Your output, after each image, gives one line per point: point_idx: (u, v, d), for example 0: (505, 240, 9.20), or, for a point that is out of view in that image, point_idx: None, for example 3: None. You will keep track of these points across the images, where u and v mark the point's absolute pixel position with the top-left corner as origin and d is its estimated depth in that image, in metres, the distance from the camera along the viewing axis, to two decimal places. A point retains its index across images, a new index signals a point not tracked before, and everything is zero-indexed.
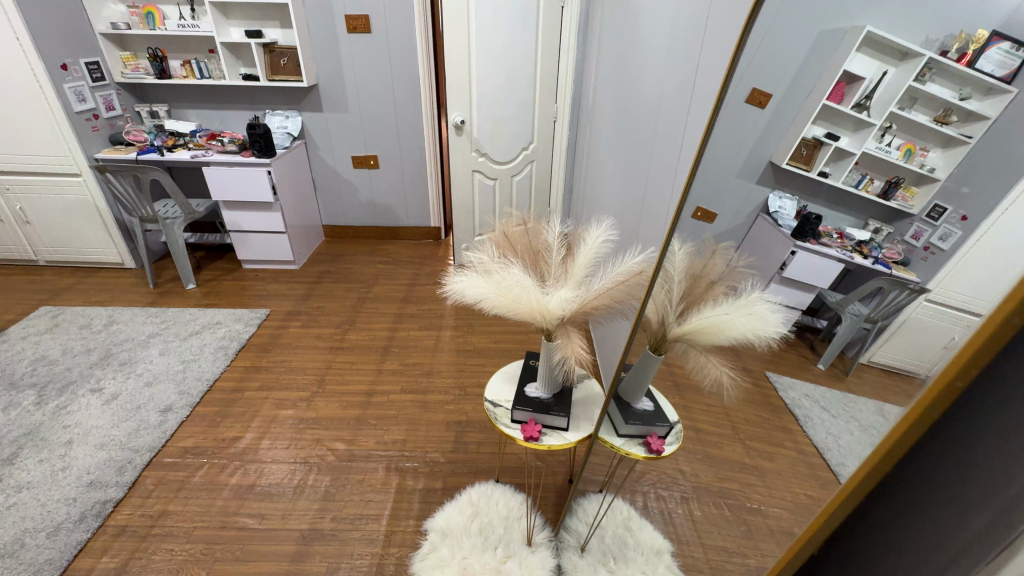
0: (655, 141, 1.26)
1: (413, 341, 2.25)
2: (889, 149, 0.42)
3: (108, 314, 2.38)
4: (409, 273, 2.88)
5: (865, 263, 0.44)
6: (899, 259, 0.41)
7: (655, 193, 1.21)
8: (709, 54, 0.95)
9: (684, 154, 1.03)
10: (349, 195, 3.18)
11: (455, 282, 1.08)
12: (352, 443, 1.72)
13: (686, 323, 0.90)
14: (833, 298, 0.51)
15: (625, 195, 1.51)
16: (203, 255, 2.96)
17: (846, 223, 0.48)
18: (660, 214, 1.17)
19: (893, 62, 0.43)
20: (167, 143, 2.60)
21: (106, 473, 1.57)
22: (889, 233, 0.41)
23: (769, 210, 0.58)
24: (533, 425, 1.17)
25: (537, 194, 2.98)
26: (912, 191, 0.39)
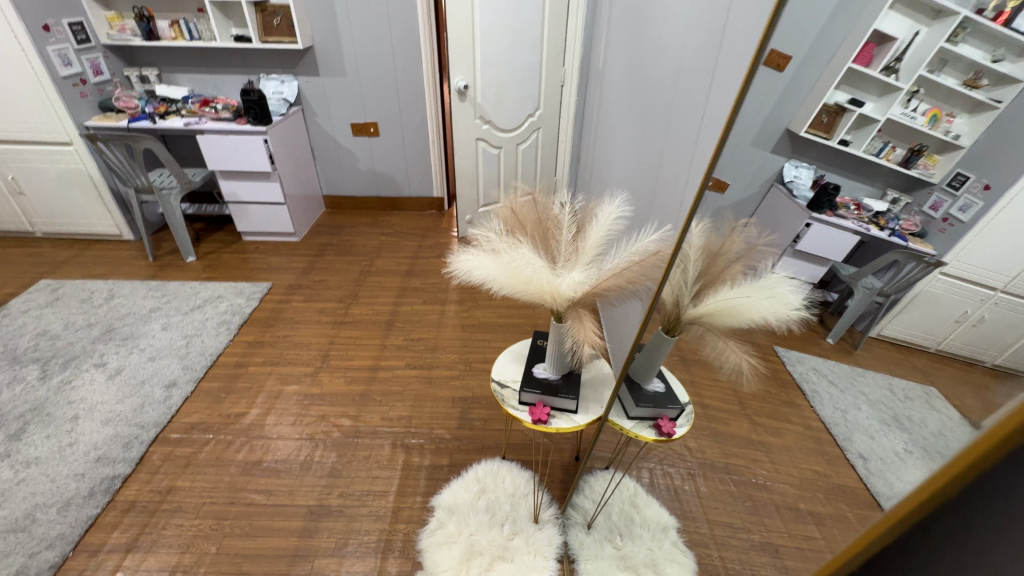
0: (673, 109, 1.17)
1: (417, 315, 2.22)
2: (914, 115, 0.40)
3: (108, 287, 2.35)
4: (412, 245, 2.83)
5: (882, 236, 0.43)
6: (915, 231, 0.40)
7: (672, 164, 1.14)
8: (738, 10, 0.86)
9: (706, 123, 0.96)
10: (349, 164, 3.09)
11: (460, 262, 1.03)
12: (357, 419, 1.71)
13: (702, 305, 0.85)
14: (846, 271, 0.50)
15: (638, 166, 1.43)
16: (201, 227, 2.91)
17: (862, 192, 0.46)
18: (677, 189, 1.10)
19: (925, 20, 0.37)
20: (158, 110, 2.50)
21: (113, 449, 1.58)
22: (907, 204, 0.40)
23: (783, 179, 0.54)
24: (541, 408, 1.15)
25: (542, 163, 2.90)
26: (934, 159, 0.38)
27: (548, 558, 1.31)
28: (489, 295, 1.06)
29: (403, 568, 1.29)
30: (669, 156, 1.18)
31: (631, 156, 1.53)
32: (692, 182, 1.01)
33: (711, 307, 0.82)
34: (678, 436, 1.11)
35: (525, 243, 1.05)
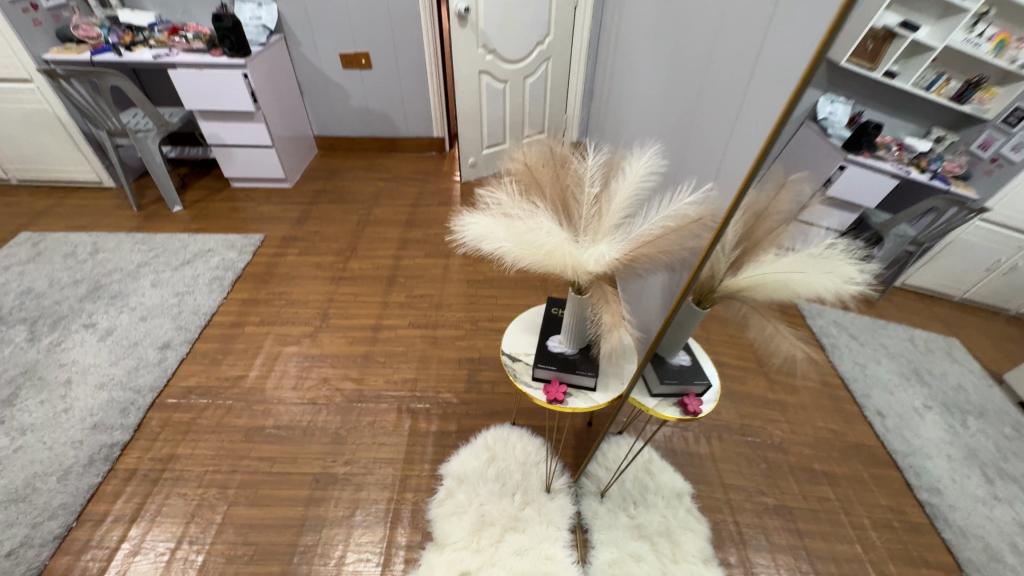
0: (719, 36, 0.97)
1: (420, 269, 2.10)
2: (979, 42, 0.30)
3: (92, 240, 2.22)
4: (413, 191, 2.64)
5: (920, 181, 0.36)
6: (959, 174, 0.35)
7: (716, 106, 0.96)
8: None
9: (766, 55, 0.77)
10: (340, 100, 2.83)
11: (468, 230, 0.89)
12: (360, 382, 1.64)
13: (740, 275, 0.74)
14: (878, 219, 0.44)
15: (670, 105, 1.24)
16: (186, 172, 2.72)
17: (905, 131, 0.37)
18: (723, 136, 0.92)
19: None
20: (123, 40, 2.24)
21: (109, 415, 1.52)
22: (952, 143, 0.35)
23: (816, 116, 0.45)
24: (557, 385, 1.06)
25: (551, 96, 2.69)
26: (993, 91, 0.31)
27: (561, 529, 1.28)
28: (501, 266, 0.93)
29: (413, 539, 1.26)
30: (711, 95, 0.99)
31: (661, 92, 1.32)
32: (745, 131, 0.83)
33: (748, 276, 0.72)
34: (703, 413, 1.06)
35: (540, 207, 0.91)
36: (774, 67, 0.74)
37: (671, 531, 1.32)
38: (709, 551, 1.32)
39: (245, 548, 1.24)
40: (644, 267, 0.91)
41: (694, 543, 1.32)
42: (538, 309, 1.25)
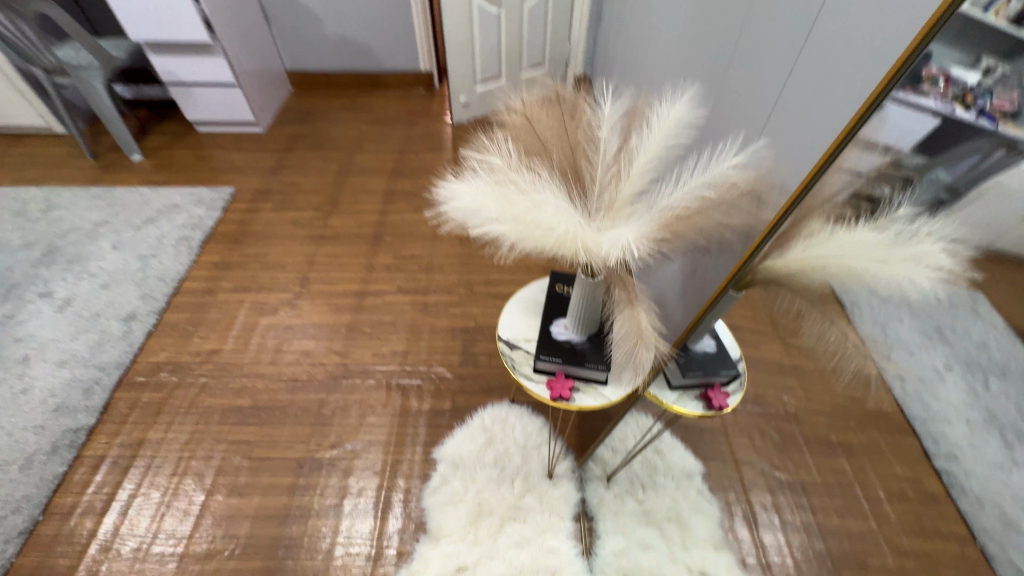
0: None
1: (409, 226, 1.90)
2: None
3: (44, 196, 2.01)
4: (399, 135, 2.38)
5: (968, 115, 0.35)
6: (1008, 112, 0.32)
7: (771, 36, 0.73)
8: None
9: None
10: (312, 28, 2.49)
11: (454, 203, 0.71)
12: (345, 356, 1.50)
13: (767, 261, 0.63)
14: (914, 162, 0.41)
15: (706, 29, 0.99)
16: (146, 115, 2.44)
17: (953, 61, 0.36)
18: (778, 76, 0.71)
19: None
20: None
21: (72, 396, 1.40)
22: (1004, 74, 0.32)
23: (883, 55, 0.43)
24: (564, 380, 0.92)
25: (552, 21, 2.35)
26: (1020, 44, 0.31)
27: (564, 518, 1.19)
28: (492, 248, 0.76)
29: (405, 530, 1.18)
30: (762, 21, 0.76)
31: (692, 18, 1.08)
32: (820, 64, 0.61)
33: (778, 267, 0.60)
34: (729, 408, 0.92)
35: (544, 175, 0.73)
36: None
37: (682, 516, 1.24)
38: (720, 535, 1.24)
39: (225, 543, 1.16)
40: (672, 249, 0.73)
41: (705, 527, 1.24)
42: (539, 287, 1.09)
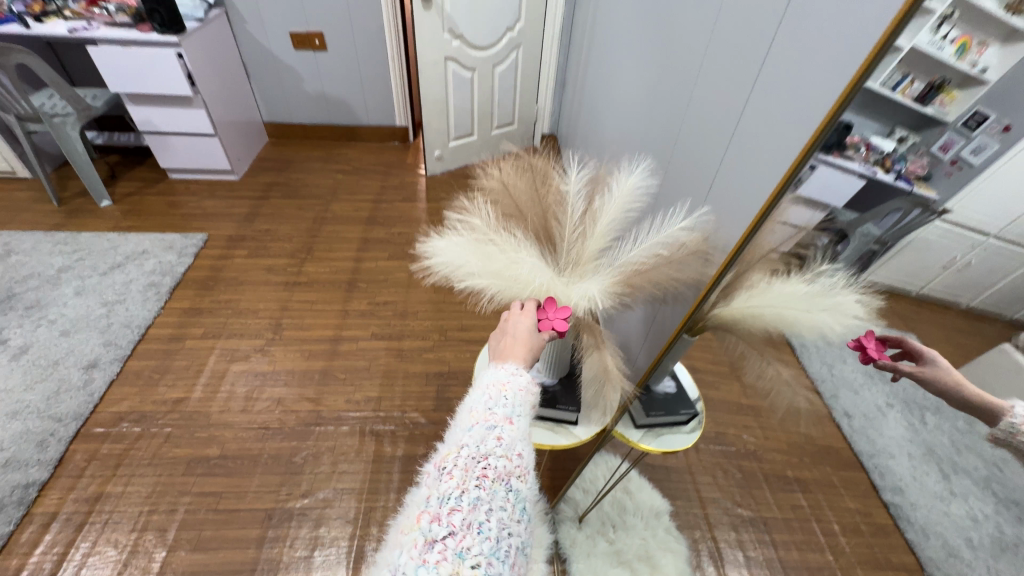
0: (705, 59, 0.90)
1: (384, 273, 1.96)
2: (941, 44, 0.36)
3: (4, 241, 1.96)
4: (373, 185, 2.47)
5: (888, 178, 0.42)
6: (921, 174, 0.39)
7: (697, 137, 0.91)
8: None
9: (754, 104, 0.73)
10: (292, 83, 2.61)
11: (438, 261, 0.79)
12: (318, 403, 1.50)
13: (728, 308, 0.68)
14: (847, 218, 0.48)
15: (663, 95, 1.11)
16: (117, 160, 2.44)
17: (871, 130, 0.43)
18: (706, 177, 0.87)
19: (993, 31, 0.33)
20: (31, 9, 1.95)
21: (24, 450, 1.34)
22: (914, 143, 0.39)
23: (828, 151, 0.47)
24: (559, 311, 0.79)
25: (522, 86, 2.58)
26: (953, 94, 0.36)
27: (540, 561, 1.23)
28: (472, 301, 0.83)
29: None
30: (694, 127, 0.93)
31: (642, 104, 1.25)
32: (761, 119, 0.70)
33: (721, 314, 0.70)
34: (686, 445, 1.00)
35: (519, 237, 0.81)
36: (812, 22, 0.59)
37: (651, 554, 1.27)
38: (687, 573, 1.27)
39: None
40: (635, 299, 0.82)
41: (672, 564, 1.27)
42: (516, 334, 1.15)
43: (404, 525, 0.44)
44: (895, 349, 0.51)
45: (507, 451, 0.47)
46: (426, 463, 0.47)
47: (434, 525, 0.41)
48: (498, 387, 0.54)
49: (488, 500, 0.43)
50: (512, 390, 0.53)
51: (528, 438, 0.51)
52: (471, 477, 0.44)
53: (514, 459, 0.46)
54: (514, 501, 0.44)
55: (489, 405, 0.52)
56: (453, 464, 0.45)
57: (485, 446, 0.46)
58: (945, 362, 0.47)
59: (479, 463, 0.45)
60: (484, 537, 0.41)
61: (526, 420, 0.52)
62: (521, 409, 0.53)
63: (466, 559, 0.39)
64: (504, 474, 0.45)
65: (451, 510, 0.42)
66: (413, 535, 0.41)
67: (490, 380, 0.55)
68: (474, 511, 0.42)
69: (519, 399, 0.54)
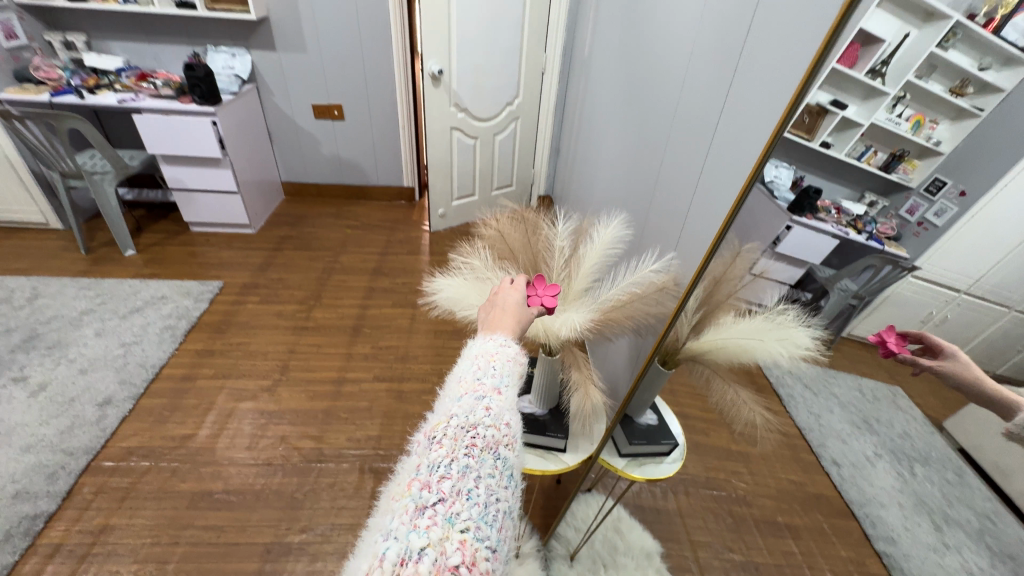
0: (671, 134, 1.08)
1: (388, 319, 2.08)
2: (897, 120, 0.41)
3: (32, 286, 2.09)
4: (381, 240, 2.64)
5: (857, 239, 0.45)
6: (892, 235, 0.44)
7: (667, 197, 1.07)
8: (753, 51, 0.77)
9: (709, 171, 0.89)
10: (310, 148, 2.86)
11: (442, 295, 0.92)
12: (320, 441, 1.57)
13: (701, 338, 0.80)
14: (823, 274, 0.52)
15: (639, 162, 1.29)
16: (143, 214, 2.63)
17: (842, 195, 0.47)
18: (675, 230, 1.02)
19: (947, 114, 0.39)
20: (87, 82, 2.21)
21: (34, 482, 1.38)
22: (885, 208, 0.44)
23: (764, 180, 0.57)
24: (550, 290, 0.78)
25: (520, 152, 2.83)
26: (914, 164, 0.42)
27: None
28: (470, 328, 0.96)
29: None
30: (665, 189, 1.09)
31: (623, 169, 1.43)
32: (713, 183, 0.87)
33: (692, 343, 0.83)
34: (669, 473, 1.06)
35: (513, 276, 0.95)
36: (749, 108, 0.77)
37: None
38: None
39: None
40: (613, 332, 0.93)
41: None
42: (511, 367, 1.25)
43: (395, 491, 0.49)
44: (915, 347, 0.48)
45: (493, 423, 0.53)
46: (416, 433, 0.52)
47: (425, 492, 0.46)
48: (487, 360, 0.60)
49: (475, 468, 0.49)
50: (499, 362, 0.60)
51: (513, 407, 0.58)
52: (461, 447, 0.50)
53: (501, 429, 0.53)
54: (499, 468, 0.51)
55: (477, 377, 0.58)
56: (444, 435, 0.51)
57: (473, 418, 0.52)
58: (965, 357, 0.46)
59: (468, 433, 0.51)
60: (473, 502, 0.47)
61: (512, 390, 0.58)
62: (508, 380, 0.59)
63: (456, 523, 0.45)
64: (491, 443, 0.51)
65: (441, 478, 0.47)
66: (405, 501, 0.46)
67: (479, 355, 0.61)
68: (462, 479, 0.48)
69: (506, 369, 0.60)
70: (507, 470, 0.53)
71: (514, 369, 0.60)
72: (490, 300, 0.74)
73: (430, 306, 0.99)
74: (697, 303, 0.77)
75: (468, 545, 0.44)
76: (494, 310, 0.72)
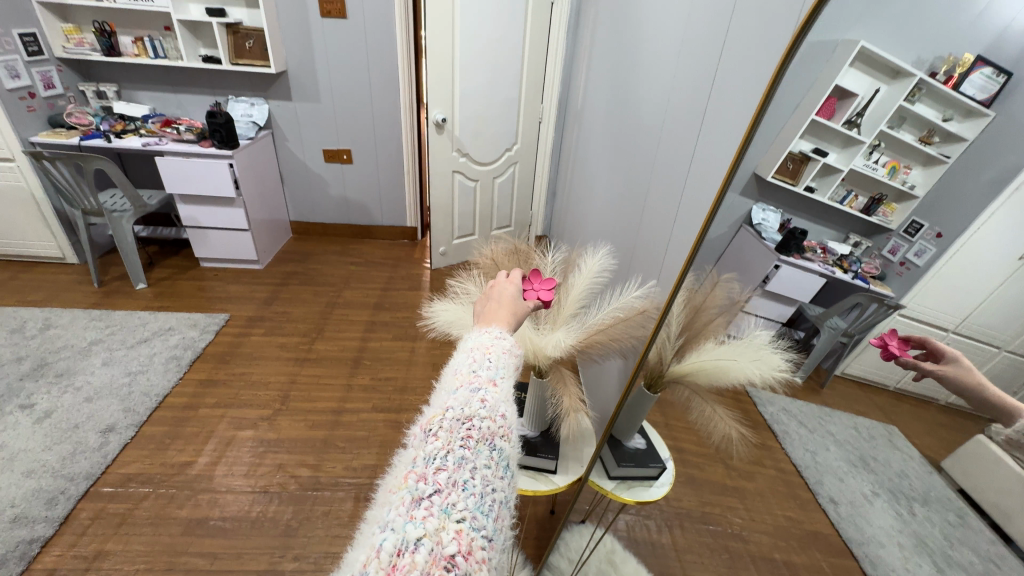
0: (653, 176, 1.19)
1: (388, 353, 2.13)
2: (875, 167, 0.40)
3: (45, 316, 2.16)
4: (383, 276, 2.73)
5: (845, 278, 0.43)
6: (876, 273, 0.40)
7: (650, 231, 1.16)
8: (719, 102, 0.88)
9: (686, 206, 0.98)
10: (319, 189, 3.01)
11: (440, 315, 0.99)
12: (317, 469, 1.59)
13: (684, 361, 0.84)
14: (813, 311, 0.49)
15: (625, 200, 1.39)
16: (156, 250, 2.74)
17: (828, 235, 0.44)
18: (657, 261, 1.10)
19: (918, 160, 0.37)
20: (114, 127, 2.37)
21: (33, 507, 1.40)
22: (867, 247, 0.41)
23: (752, 222, 0.57)
24: (545, 284, 0.84)
25: (518, 195, 2.97)
26: (893, 207, 0.38)
27: None
28: None
29: None
30: (648, 224, 1.18)
31: (611, 207, 1.53)
32: (688, 217, 0.96)
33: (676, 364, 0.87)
34: (658, 496, 1.07)
35: None
36: (720, 152, 0.86)
37: None
38: None
39: None
40: (599, 354, 0.99)
41: None
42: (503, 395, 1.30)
43: (392, 485, 0.51)
44: (917, 352, 0.42)
45: (489, 415, 0.56)
46: (413, 427, 0.55)
47: (421, 484, 0.47)
48: (482, 353, 0.64)
49: (471, 459, 0.51)
50: (494, 354, 0.63)
51: (509, 399, 0.60)
52: (456, 439, 0.52)
53: (496, 421, 0.55)
54: (495, 460, 0.53)
55: (472, 370, 0.61)
56: (440, 427, 0.53)
57: (469, 410, 0.55)
58: (968, 362, 0.39)
59: (463, 425, 0.53)
60: (469, 492, 0.48)
61: (507, 381, 0.61)
62: (503, 372, 0.62)
63: (453, 514, 0.46)
64: (487, 434, 0.54)
65: (437, 469, 0.49)
66: (402, 494, 0.47)
67: (476, 348, 0.65)
68: (458, 470, 0.50)
69: (500, 361, 0.64)
70: (503, 462, 0.55)
71: (508, 362, 0.64)
72: (488, 293, 0.81)
73: (428, 327, 1.05)
74: (679, 325, 0.82)
75: (464, 535, 0.45)
76: (490, 303, 0.77)
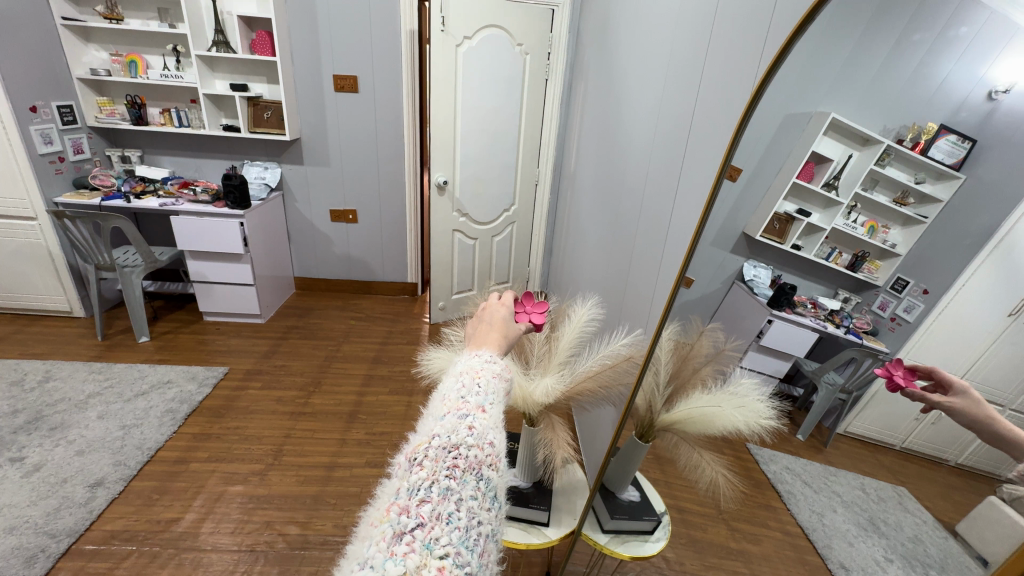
0: (637, 232, 1.27)
1: (384, 407, 2.13)
2: (854, 226, 0.43)
3: (46, 369, 2.18)
4: (382, 331, 2.78)
5: (838, 333, 0.45)
6: (868, 329, 0.42)
7: (636, 284, 1.22)
8: (692, 166, 0.97)
9: (667, 259, 1.05)
10: (324, 247, 3.13)
11: (433, 361, 1.03)
12: (306, 526, 1.55)
13: (674, 410, 0.85)
14: (810, 366, 0.51)
15: (613, 256, 1.47)
16: (161, 305, 2.81)
17: (817, 291, 0.47)
18: (643, 311, 1.15)
19: (896, 221, 0.39)
20: (134, 189, 2.52)
21: (10, 565, 1.35)
22: (857, 303, 0.43)
23: (744, 278, 0.58)
24: (537, 307, 0.89)
25: (515, 253, 3.08)
26: (877, 263, 0.41)
27: None
28: None
29: None
30: (635, 278, 1.24)
31: (601, 263, 1.61)
32: (669, 268, 1.03)
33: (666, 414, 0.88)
34: (654, 552, 1.03)
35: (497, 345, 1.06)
36: (693, 208, 0.94)
37: None
38: None
39: None
40: (591, 402, 1.01)
41: None
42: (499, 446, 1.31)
43: (375, 518, 0.50)
44: (926, 382, 0.39)
45: (476, 442, 0.56)
46: (399, 455, 0.55)
47: (404, 517, 0.47)
48: (471, 378, 0.65)
49: (456, 490, 0.51)
50: (483, 380, 0.65)
51: (497, 425, 0.61)
52: (442, 468, 0.52)
53: (483, 449, 0.55)
54: (482, 490, 0.53)
55: (461, 396, 0.62)
56: (425, 456, 0.53)
57: (455, 438, 0.55)
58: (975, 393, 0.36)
59: (449, 454, 0.53)
60: (453, 526, 0.48)
61: (496, 407, 0.62)
62: (492, 399, 0.63)
63: (435, 549, 0.45)
64: (474, 463, 0.54)
65: (421, 501, 0.48)
66: (383, 528, 0.47)
67: (465, 373, 0.66)
68: (443, 502, 0.49)
69: (489, 386, 0.65)
70: (490, 492, 0.55)
71: (497, 386, 0.66)
72: (479, 313, 0.84)
73: (422, 372, 1.08)
74: (667, 373, 0.85)
75: (447, 571, 0.45)
76: (482, 325, 0.81)
